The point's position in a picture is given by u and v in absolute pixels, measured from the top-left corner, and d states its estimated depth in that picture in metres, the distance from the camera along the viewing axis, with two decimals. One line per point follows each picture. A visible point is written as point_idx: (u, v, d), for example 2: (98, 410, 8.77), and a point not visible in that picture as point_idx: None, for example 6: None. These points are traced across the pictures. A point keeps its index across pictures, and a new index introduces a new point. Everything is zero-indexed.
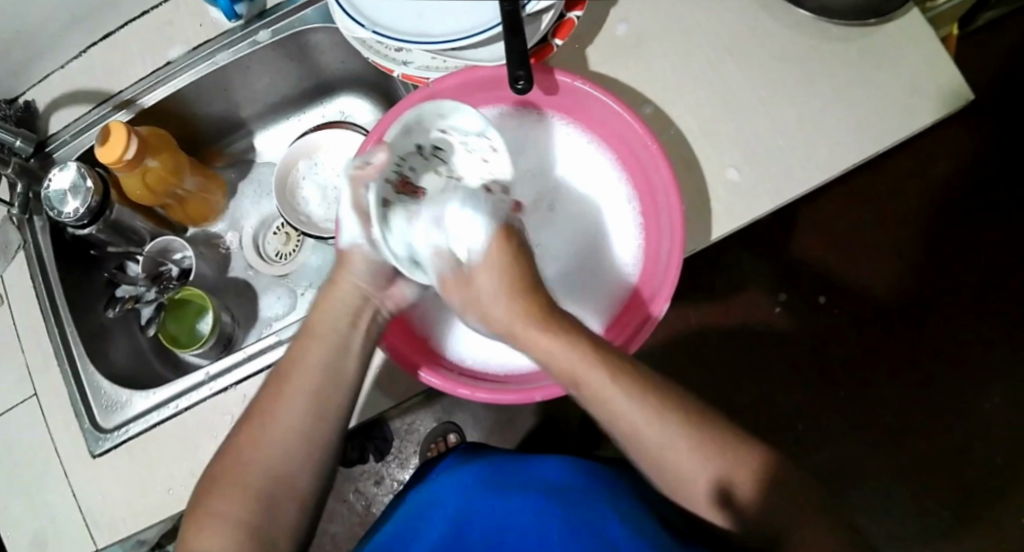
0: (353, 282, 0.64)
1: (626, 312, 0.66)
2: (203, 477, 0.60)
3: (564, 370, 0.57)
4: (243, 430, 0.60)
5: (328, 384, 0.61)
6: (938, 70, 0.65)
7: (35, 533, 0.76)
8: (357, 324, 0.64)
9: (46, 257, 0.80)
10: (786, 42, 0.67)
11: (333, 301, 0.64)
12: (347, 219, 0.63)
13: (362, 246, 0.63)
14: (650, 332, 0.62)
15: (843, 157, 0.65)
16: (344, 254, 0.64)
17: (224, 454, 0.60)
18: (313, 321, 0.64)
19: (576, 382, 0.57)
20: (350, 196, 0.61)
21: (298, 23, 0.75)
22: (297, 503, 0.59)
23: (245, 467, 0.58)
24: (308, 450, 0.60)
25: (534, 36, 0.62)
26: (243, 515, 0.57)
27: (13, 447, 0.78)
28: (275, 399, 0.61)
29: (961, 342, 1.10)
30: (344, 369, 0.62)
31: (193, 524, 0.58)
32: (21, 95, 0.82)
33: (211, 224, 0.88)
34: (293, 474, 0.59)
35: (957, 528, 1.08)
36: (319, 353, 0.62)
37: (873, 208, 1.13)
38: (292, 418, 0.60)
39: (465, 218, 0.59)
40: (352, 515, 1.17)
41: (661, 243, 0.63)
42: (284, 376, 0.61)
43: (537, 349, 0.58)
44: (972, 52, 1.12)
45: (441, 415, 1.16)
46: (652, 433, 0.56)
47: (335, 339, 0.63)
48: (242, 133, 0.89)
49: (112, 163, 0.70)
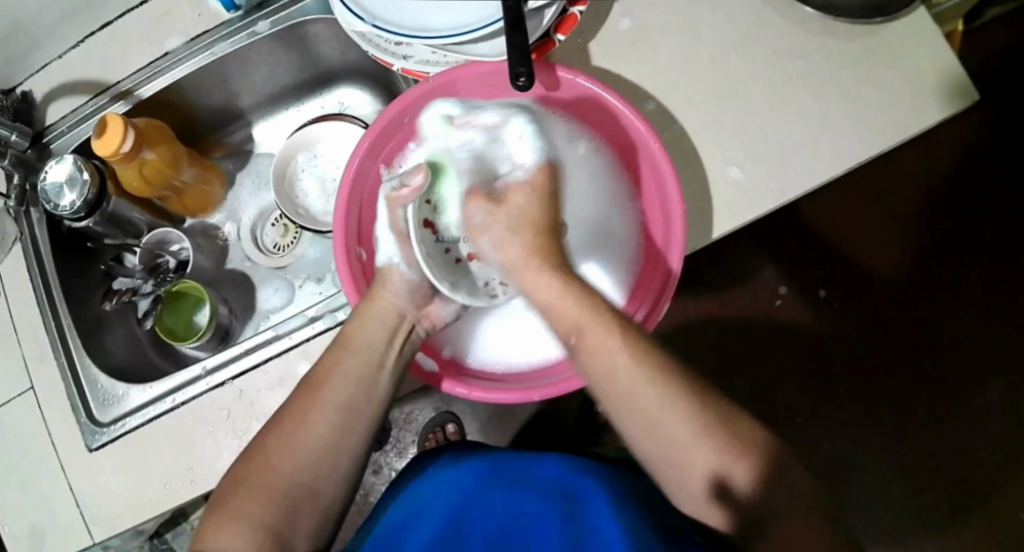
0: (389, 300, 0.64)
1: (644, 282, 0.66)
2: (224, 479, 0.59)
3: (569, 327, 0.59)
4: (270, 434, 0.60)
5: (359, 396, 0.61)
6: (945, 67, 0.64)
7: (33, 524, 0.76)
8: (393, 341, 0.64)
9: (43, 248, 0.79)
10: (791, 37, 0.66)
11: (372, 315, 0.64)
12: (383, 238, 0.65)
13: (399, 264, 0.65)
14: (674, 291, 0.63)
15: (847, 157, 0.65)
16: (381, 272, 0.65)
17: (247, 457, 0.60)
18: (348, 333, 0.64)
19: (613, 378, 0.57)
20: (388, 219, 0.64)
21: (297, 15, 0.74)
22: (318, 513, 0.59)
23: (273, 471, 0.58)
24: (333, 465, 0.60)
25: (535, 32, 0.62)
26: (264, 522, 0.56)
27: (11, 439, 0.78)
28: (305, 407, 0.60)
29: (960, 337, 1.10)
30: (377, 385, 0.63)
31: (209, 527, 0.57)
32: (19, 86, 0.81)
33: (209, 215, 0.88)
34: (317, 483, 0.59)
35: (952, 522, 1.08)
36: (354, 367, 0.62)
37: (875, 202, 1.13)
38: (324, 426, 0.60)
39: (521, 137, 0.65)
40: (350, 504, 1.17)
41: (665, 222, 0.63)
42: (316, 385, 0.61)
43: (583, 331, 0.58)
44: (977, 46, 1.11)
45: (439, 405, 1.16)
46: (680, 434, 0.55)
47: (369, 354, 0.63)
48: (240, 123, 0.88)
49: (109, 156, 0.69)
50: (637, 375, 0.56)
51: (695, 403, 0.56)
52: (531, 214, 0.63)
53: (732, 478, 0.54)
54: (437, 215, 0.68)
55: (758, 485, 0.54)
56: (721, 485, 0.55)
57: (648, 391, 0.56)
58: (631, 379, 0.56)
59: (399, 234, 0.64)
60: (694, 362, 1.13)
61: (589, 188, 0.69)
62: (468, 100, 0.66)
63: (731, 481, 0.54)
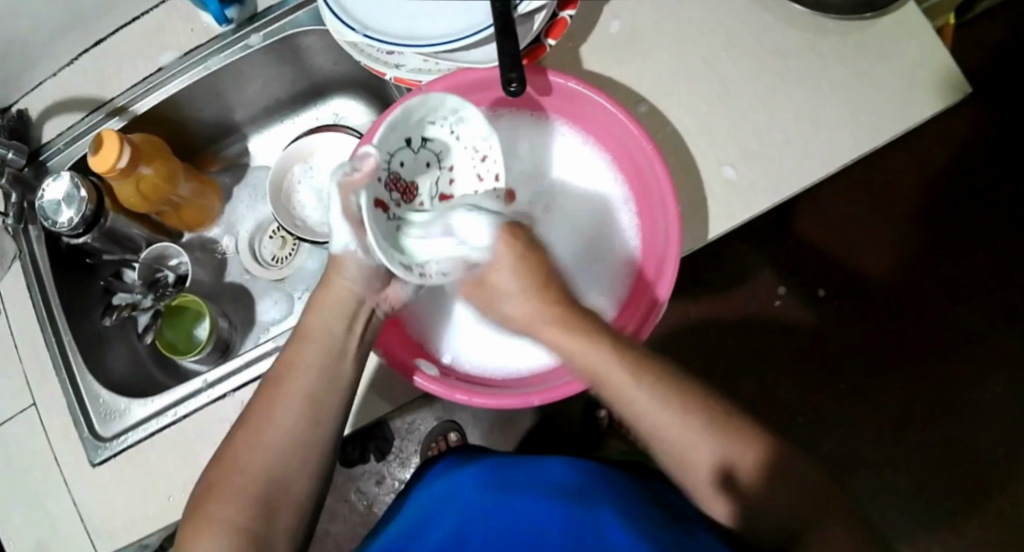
0: (347, 286, 0.63)
1: (636, 295, 0.65)
2: (200, 481, 0.60)
3: (584, 366, 0.57)
4: (238, 434, 0.60)
5: (322, 386, 0.61)
6: (935, 63, 0.65)
7: (37, 541, 0.76)
8: (353, 327, 0.63)
9: (42, 265, 0.79)
10: (780, 36, 0.67)
11: (331, 305, 0.63)
12: (336, 227, 0.59)
13: (355, 252, 0.60)
14: (662, 313, 0.62)
15: (840, 154, 0.65)
16: (336, 259, 0.61)
17: (219, 458, 0.60)
18: (306, 325, 0.63)
19: (597, 376, 0.57)
20: (341, 206, 0.57)
21: (290, 27, 0.75)
22: (293, 506, 0.60)
23: (243, 471, 0.58)
24: (304, 458, 0.60)
25: (526, 37, 0.62)
26: (241, 523, 0.57)
27: (12, 457, 0.78)
28: (269, 405, 0.60)
29: (961, 332, 1.10)
30: (339, 373, 0.62)
31: (189, 531, 0.57)
32: (14, 105, 0.81)
33: (207, 229, 0.88)
34: (289, 477, 0.59)
35: (958, 518, 1.08)
36: (314, 358, 0.62)
37: (871, 199, 1.13)
38: (289, 419, 0.60)
39: (470, 221, 0.58)
40: (354, 514, 1.17)
41: (658, 229, 0.63)
42: (278, 382, 0.61)
43: (557, 344, 0.59)
44: (970, 40, 1.12)
45: (441, 413, 1.16)
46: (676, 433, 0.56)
47: (329, 343, 0.62)
48: (235, 137, 0.88)
49: (106, 172, 0.70)
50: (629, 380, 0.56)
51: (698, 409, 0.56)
52: (524, 281, 0.59)
53: (737, 466, 0.55)
54: (391, 194, 0.61)
55: (764, 471, 0.55)
56: (727, 475, 0.55)
57: (641, 396, 0.57)
58: (635, 394, 0.57)
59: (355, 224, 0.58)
60: (695, 363, 1.13)
61: (583, 197, 0.69)
62: (429, 98, 0.59)
63: (736, 473, 0.55)
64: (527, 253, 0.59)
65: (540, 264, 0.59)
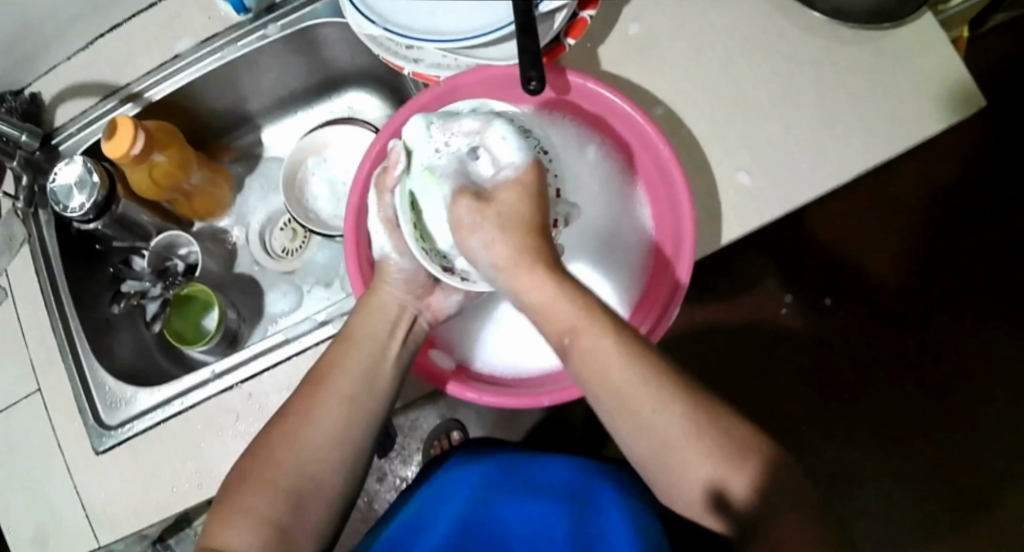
0: (389, 293, 0.64)
1: (648, 298, 0.66)
2: (231, 473, 0.60)
3: (565, 327, 0.55)
4: (275, 428, 0.61)
5: (363, 389, 0.62)
6: (951, 74, 0.65)
7: (39, 527, 0.76)
8: (395, 333, 0.64)
9: (51, 250, 0.79)
10: (799, 43, 0.67)
11: (373, 306, 0.64)
12: (374, 229, 0.63)
13: (392, 256, 0.63)
14: (678, 311, 0.63)
15: (854, 163, 0.65)
16: (379, 265, 0.64)
17: (254, 452, 0.60)
18: (351, 326, 0.64)
19: (576, 333, 0.55)
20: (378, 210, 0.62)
21: (308, 18, 0.74)
22: (327, 501, 0.60)
23: (276, 466, 0.59)
24: (340, 460, 0.60)
25: (547, 35, 0.62)
26: (270, 517, 0.57)
27: (17, 441, 0.78)
28: (309, 402, 0.61)
29: (964, 344, 1.10)
30: (379, 377, 0.62)
31: (218, 521, 0.58)
32: (27, 88, 0.81)
33: (218, 219, 0.88)
34: (323, 474, 0.60)
35: (957, 531, 1.08)
36: (357, 361, 0.62)
37: (879, 210, 1.13)
38: (327, 422, 0.60)
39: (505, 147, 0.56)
40: (355, 511, 1.18)
41: (673, 229, 0.64)
42: (318, 382, 0.62)
43: (537, 295, 0.55)
44: (981, 54, 1.12)
45: (444, 413, 1.14)
46: (659, 410, 0.54)
47: (371, 347, 0.63)
48: (249, 128, 0.88)
49: (119, 158, 0.70)
50: (610, 345, 0.54)
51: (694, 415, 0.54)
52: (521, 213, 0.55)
53: (730, 488, 0.54)
54: None
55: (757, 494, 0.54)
56: (717, 495, 0.54)
57: (614, 350, 0.54)
58: (629, 382, 0.54)
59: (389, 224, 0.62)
60: (698, 367, 1.13)
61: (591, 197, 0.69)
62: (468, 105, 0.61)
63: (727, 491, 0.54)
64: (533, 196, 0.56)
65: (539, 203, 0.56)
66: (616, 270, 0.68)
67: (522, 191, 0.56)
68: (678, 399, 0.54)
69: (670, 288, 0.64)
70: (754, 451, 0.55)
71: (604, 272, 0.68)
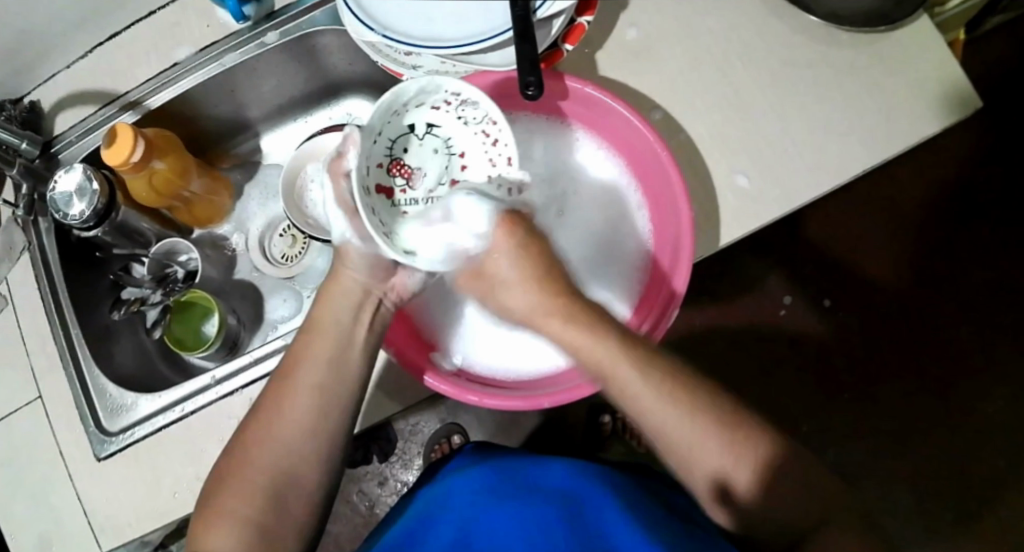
0: (352, 277, 0.63)
1: (645, 303, 0.66)
2: (211, 475, 0.60)
3: (587, 358, 0.56)
4: (249, 427, 0.60)
5: (331, 380, 0.61)
6: (948, 77, 0.65)
7: (41, 535, 0.76)
8: (360, 317, 0.63)
9: (51, 258, 0.79)
10: (796, 47, 0.67)
11: (336, 295, 0.63)
12: (331, 214, 0.60)
13: (353, 240, 0.60)
14: (676, 314, 0.62)
15: (852, 166, 0.65)
16: (340, 250, 0.61)
17: (231, 452, 0.60)
18: (316, 316, 0.63)
19: (606, 373, 0.56)
20: (334, 193, 0.58)
21: (306, 25, 0.75)
22: (306, 494, 0.60)
23: (251, 464, 0.59)
24: (314, 453, 0.60)
25: (544, 41, 0.62)
26: (252, 516, 0.58)
27: (19, 449, 0.78)
28: (278, 399, 0.60)
29: (964, 345, 1.11)
30: (346, 364, 0.62)
31: (202, 523, 0.58)
32: (26, 96, 0.81)
33: (217, 225, 0.88)
34: (298, 469, 0.59)
35: (958, 531, 1.08)
36: (322, 352, 0.61)
37: (878, 211, 1.14)
38: (297, 416, 0.60)
39: (471, 207, 0.57)
40: (356, 516, 1.17)
41: (671, 233, 0.64)
42: (286, 377, 0.61)
43: (564, 338, 0.57)
44: (978, 56, 1.12)
45: (445, 416, 1.16)
46: (684, 435, 0.55)
47: (335, 335, 0.62)
48: (247, 134, 0.89)
49: (118, 166, 0.70)
50: (639, 379, 0.55)
51: (721, 433, 0.55)
52: (524, 275, 0.57)
53: (743, 489, 0.55)
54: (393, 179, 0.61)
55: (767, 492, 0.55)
56: (721, 491, 0.55)
57: (644, 390, 0.55)
58: (660, 415, 0.55)
59: (351, 212, 0.59)
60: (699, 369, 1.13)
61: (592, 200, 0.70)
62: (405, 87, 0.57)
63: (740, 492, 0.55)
64: (525, 256, 0.57)
65: (541, 257, 0.57)
66: (615, 274, 0.68)
67: (512, 242, 0.57)
68: (703, 421, 0.55)
69: (668, 291, 0.63)
70: (768, 459, 0.55)
71: (603, 275, 0.69)
